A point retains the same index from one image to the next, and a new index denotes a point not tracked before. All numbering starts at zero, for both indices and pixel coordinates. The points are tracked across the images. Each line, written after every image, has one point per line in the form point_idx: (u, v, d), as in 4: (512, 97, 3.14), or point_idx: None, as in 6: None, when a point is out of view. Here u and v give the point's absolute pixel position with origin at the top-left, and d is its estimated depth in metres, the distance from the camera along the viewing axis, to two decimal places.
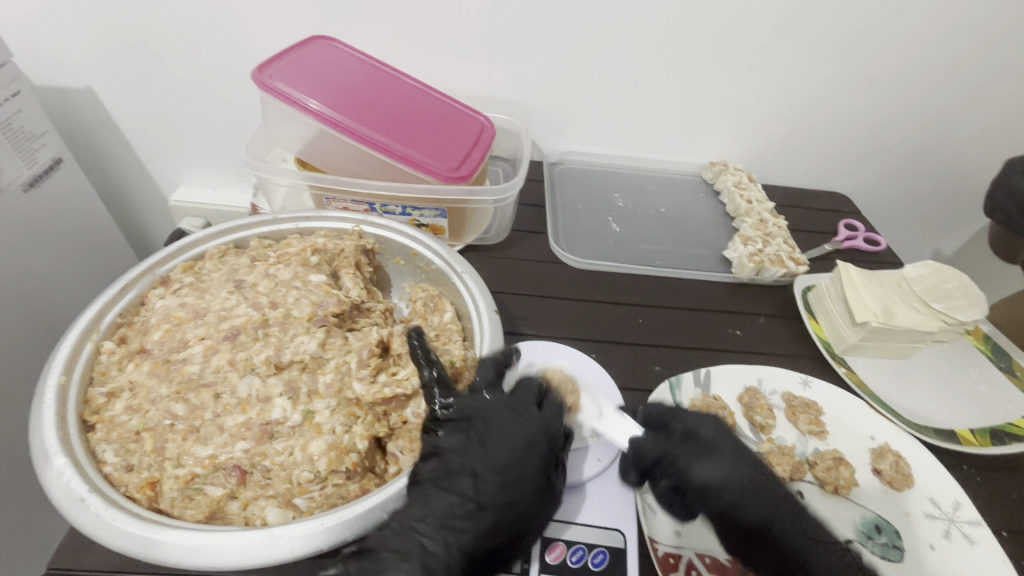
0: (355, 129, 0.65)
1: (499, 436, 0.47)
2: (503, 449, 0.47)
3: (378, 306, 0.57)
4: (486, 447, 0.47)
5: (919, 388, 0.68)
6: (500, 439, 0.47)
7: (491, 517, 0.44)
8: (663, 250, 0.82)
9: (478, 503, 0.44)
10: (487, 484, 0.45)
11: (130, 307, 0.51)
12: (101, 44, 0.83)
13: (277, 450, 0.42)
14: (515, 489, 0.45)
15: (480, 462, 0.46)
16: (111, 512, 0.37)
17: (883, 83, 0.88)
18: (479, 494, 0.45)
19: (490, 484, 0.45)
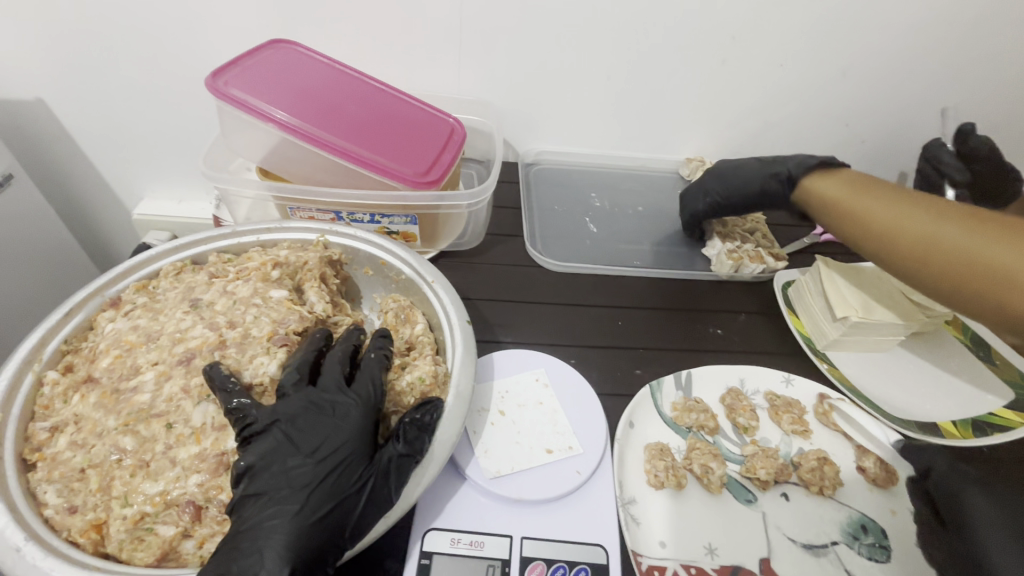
0: (316, 135, 0.63)
1: (319, 408, 0.42)
2: (311, 421, 0.42)
3: (345, 320, 0.55)
4: (299, 419, 0.42)
5: (901, 381, 0.67)
6: (314, 409, 0.42)
7: (304, 521, 0.38)
8: (641, 249, 0.81)
9: (271, 508, 0.38)
10: (298, 484, 0.39)
11: (76, 333, 0.48)
12: (51, 54, 0.79)
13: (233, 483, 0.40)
14: (323, 463, 0.40)
15: (297, 439, 0.41)
16: (50, 562, 0.34)
17: (855, 75, 0.87)
18: (288, 496, 0.39)
19: (297, 460, 0.40)
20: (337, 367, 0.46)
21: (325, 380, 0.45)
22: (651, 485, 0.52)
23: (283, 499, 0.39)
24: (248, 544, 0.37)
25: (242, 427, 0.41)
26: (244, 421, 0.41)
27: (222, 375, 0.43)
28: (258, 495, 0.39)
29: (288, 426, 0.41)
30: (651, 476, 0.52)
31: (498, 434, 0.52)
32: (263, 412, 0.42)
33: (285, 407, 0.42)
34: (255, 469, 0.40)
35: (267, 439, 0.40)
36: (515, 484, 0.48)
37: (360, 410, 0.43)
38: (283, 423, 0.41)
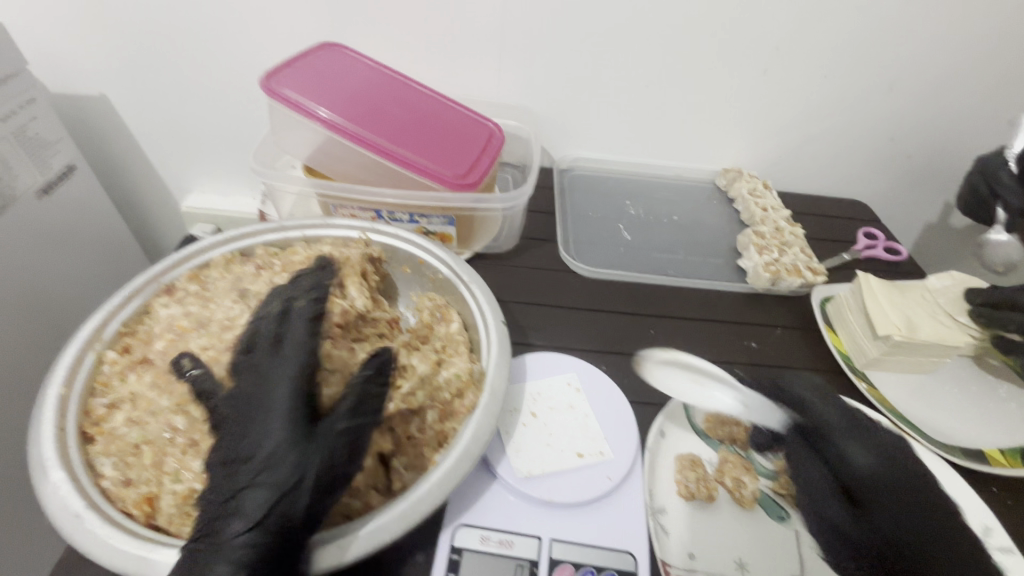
0: (360, 134, 0.65)
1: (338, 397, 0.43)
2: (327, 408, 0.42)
3: (384, 315, 0.57)
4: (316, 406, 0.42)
5: (945, 405, 0.65)
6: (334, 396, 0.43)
7: (272, 491, 0.38)
8: (676, 258, 0.81)
9: (249, 476, 0.38)
10: (280, 453, 0.39)
11: (132, 317, 0.50)
12: (115, 53, 0.84)
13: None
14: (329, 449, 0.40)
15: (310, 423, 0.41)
16: (107, 530, 0.36)
17: (903, 88, 0.85)
18: (267, 465, 0.39)
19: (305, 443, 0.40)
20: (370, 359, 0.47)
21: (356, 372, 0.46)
22: (682, 496, 0.51)
23: (258, 467, 0.39)
24: (228, 511, 0.38)
25: (240, 394, 0.42)
26: (244, 391, 0.42)
27: (231, 344, 0.45)
28: (241, 464, 0.39)
29: (281, 396, 0.41)
30: (682, 486, 0.51)
31: (529, 435, 0.52)
32: (260, 381, 0.42)
33: (281, 375, 0.42)
34: (242, 436, 0.40)
35: (260, 407, 0.41)
36: (545, 486, 0.48)
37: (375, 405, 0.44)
38: (278, 392, 0.42)
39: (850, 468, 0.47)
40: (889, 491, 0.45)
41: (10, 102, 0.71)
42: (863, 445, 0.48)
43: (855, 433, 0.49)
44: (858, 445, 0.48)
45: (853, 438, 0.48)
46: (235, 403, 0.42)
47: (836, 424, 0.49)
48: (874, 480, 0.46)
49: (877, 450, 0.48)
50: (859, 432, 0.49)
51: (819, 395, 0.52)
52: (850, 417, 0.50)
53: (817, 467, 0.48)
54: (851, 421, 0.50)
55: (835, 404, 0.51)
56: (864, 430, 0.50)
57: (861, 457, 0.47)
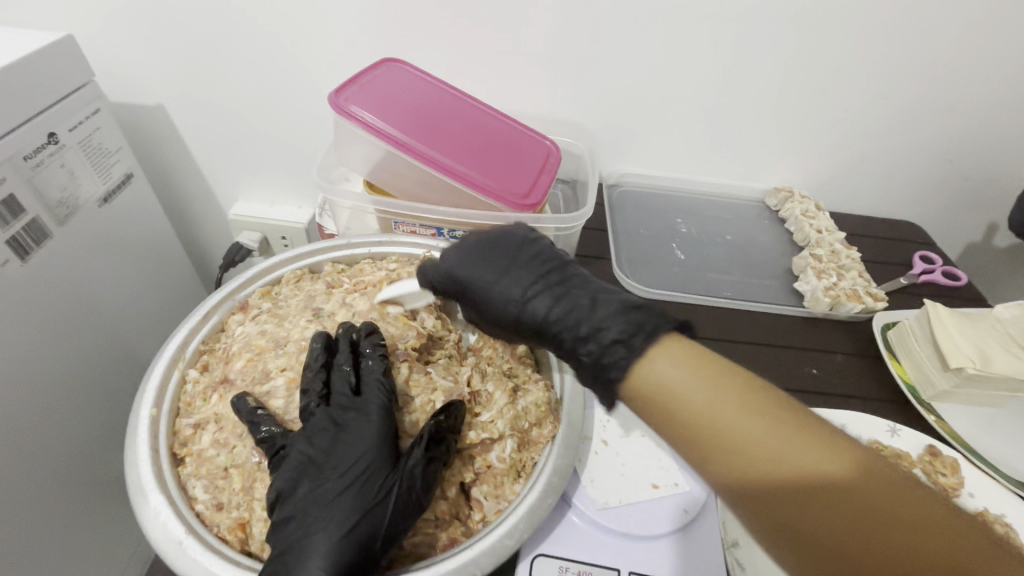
0: (425, 153, 0.65)
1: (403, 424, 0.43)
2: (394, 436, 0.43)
3: (452, 336, 0.57)
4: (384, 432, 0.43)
5: (1019, 440, 0.63)
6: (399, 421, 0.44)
7: (350, 514, 0.39)
8: (730, 279, 0.80)
9: (327, 497, 0.39)
10: (363, 478, 0.40)
11: (210, 334, 0.51)
12: (173, 64, 0.85)
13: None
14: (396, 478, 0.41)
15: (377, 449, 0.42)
16: (209, 557, 0.36)
17: (965, 109, 0.84)
18: (345, 488, 0.40)
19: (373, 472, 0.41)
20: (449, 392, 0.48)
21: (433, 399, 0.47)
22: None
23: (337, 490, 0.40)
24: (301, 529, 0.38)
25: (326, 417, 0.43)
26: (329, 415, 0.43)
27: (317, 366, 0.46)
28: (319, 484, 0.40)
29: (364, 423, 0.43)
30: None
31: (601, 464, 0.52)
32: (346, 407, 0.44)
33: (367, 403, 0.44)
34: (323, 458, 0.41)
35: (343, 432, 0.42)
36: (622, 518, 0.48)
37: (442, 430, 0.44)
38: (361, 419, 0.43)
39: (496, 301, 0.48)
40: (566, 311, 0.45)
41: (80, 112, 0.73)
42: (486, 278, 0.48)
43: (491, 278, 0.48)
44: (486, 284, 0.48)
45: (478, 274, 0.48)
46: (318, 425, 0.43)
47: (472, 272, 0.49)
48: (528, 304, 0.47)
49: (504, 279, 0.48)
50: (488, 261, 0.49)
51: (485, 244, 0.50)
52: (477, 253, 0.50)
53: (498, 297, 0.48)
54: (479, 255, 0.49)
55: (488, 245, 0.50)
56: (500, 258, 0.49)
57: (516, 293, 0.47)
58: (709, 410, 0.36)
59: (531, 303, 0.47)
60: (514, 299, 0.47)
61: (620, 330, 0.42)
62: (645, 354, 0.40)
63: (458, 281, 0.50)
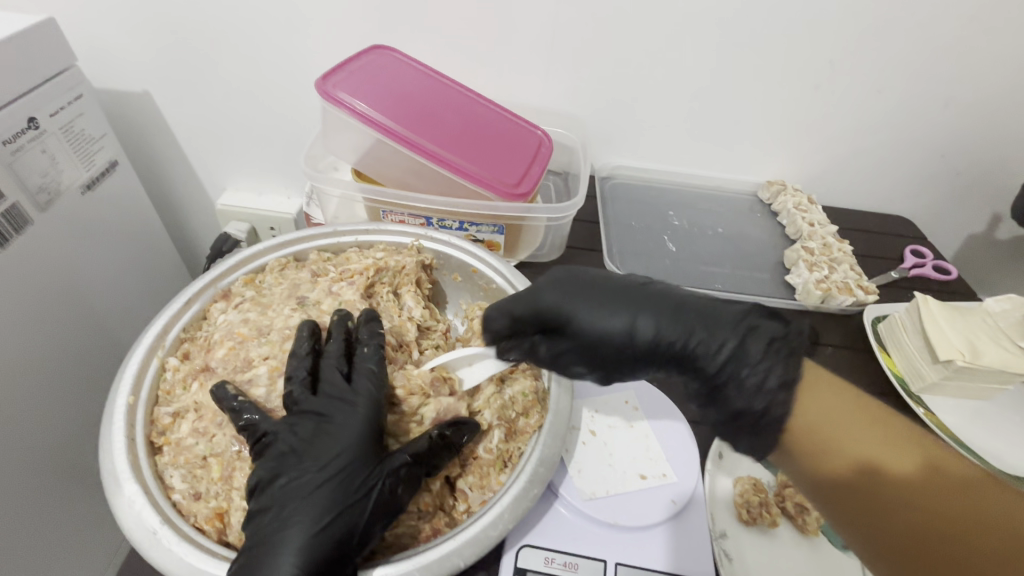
0: (414, 141, 0.64)
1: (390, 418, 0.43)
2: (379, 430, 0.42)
3: (439, 326, 0.56)
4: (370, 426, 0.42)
5: (1005, 432, 0.64)
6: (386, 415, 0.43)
7: (325, 510, 0.38)
8: (722, 272, 0.79)
9: (304, 490, 0.39)
10: (344, 472, 0.39)
11: (192, 322, 0.50)
12: (159, 48, 0.83)
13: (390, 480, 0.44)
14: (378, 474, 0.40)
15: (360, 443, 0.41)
16: (184, 548, 0.35)
17: (959, 104, 0.83)
18: (324, 482, 0.39)
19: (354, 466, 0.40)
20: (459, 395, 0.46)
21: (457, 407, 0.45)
22: (741, 520, 0.50)
23: (316, 483, 0.39)
24: (274, 521, 0.38)
25: (312, 405, 0.42)
26: (316, 402, 0.42)
27: (304, 353, 0.45)
28: (298, 475, 0.39)
29: (351, 416, 0.42)
30: (743, 511, 0.50)
31: (590, 454, 0.51)
32: (332, 396, 0.43)
33: (356, 393, 0.43)
34: (305, 447, 0.40)
35: (328, 422, 0.41)
36: (611, 508, 0.47)
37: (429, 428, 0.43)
38: (347, 411, 0.42)
39: (614, 331, 0.45)
40: (698, 324, 0.44)
41: (62, 97, 0.71)
42: (598, 305, 0.46)
43: (598, 306, 0.46)
44: (599, 313, 0.46)
45: (584, 302, 0.46)
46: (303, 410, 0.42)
47: (575, 305, 0.46)
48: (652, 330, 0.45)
49: (618, 305, 0.46)
50: (585, 291, 0.47)
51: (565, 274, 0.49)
52: (566, 287, 0.48)
53: (620, 325, 0.45)
54: (571, 287, 0.47)
55: (575, 280, 0.48)
56: (595, 288, 0.47)
57: (622, 321, 0.45)
58: (863, 453, 0.38)
59: (659, 323, 0.45)
60: (631, 323, 0.45)
61: (751, 336, 0.43)
62: (797, 395, 0.41)
63: (563, 319, 0.46)
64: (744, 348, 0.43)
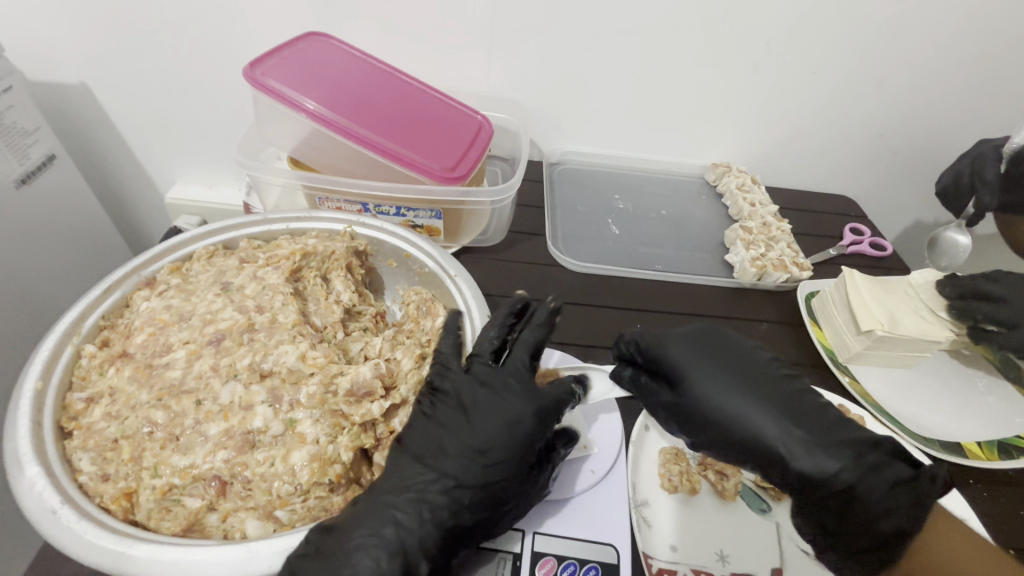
0: (348, 127, 0.64)
1: (490, 409, 0.45)
2: (483, 423, 0.44)
3: (369, 309, 0.57)
4: (472, 414, 0.44)
5: (927, 398, 0.66)
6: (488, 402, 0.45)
7: (483, 499, 0.42)
8: (663, 253, 0.81)
9: (467, 475, 0.42)
10: (514, 473, 0.43)
11: (114, 309, 0.50)
12: (94, 40, 0.82)
13: (308, 455, 0.41)
14: (489, 465, 0.43)
15: (469, 434, 0.44)
16: (83, 525, 0.36)
17: (891, 84, 0.86)
18: (476, 468, 0.42)
19: (466, 453, 0.43)
20: (527, 363, 0.47)
21: (512, 367, 0.47)
22: (665, 489, 0.52)
23: (478, 471, 0.42)
24: (426, 494, 0.41)
25: (490, 394, 0.45)
26: (497, 389, 0.46)
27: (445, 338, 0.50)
28: (460, 460, 0.42)
29: (533, 421, 0.45)
30: (665, 480, 0.52)
31: None
32: (519, 389, 0.46)
33: (547, 398, 0.46)
34: (476, 433, 0.43)
35: (509, 416, 0.44)
36: None
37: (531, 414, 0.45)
38: (528, 411, 0.45)
39: (729, 396, 0.45)
40: (818, 428, 0.43)
41: None
42: (723, 374, 0.47)
43: (718, 373, 0.47)
44: (718, 384, 0.46)
45: (707, 368, 0.47)
46: (478, 397, 0.45)
47: (694, 365, 0.47)
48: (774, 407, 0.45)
49: (744, 381, 0.46)
50: (717, 356, 0.48)
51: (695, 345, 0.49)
52: (696, 346, 0.49)
53: (737, 398, 0.45)
54: (706, 350, 0.48)
55: (714, 345, 0.49)
56: (729, 357, 0.48)
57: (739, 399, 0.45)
58: None
59: (777, 411, 0.44)
60: (753, 399, 0.45)
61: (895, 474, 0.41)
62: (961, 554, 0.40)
63: (679, 374, 0.47)
64: (860, 472, 0.41)
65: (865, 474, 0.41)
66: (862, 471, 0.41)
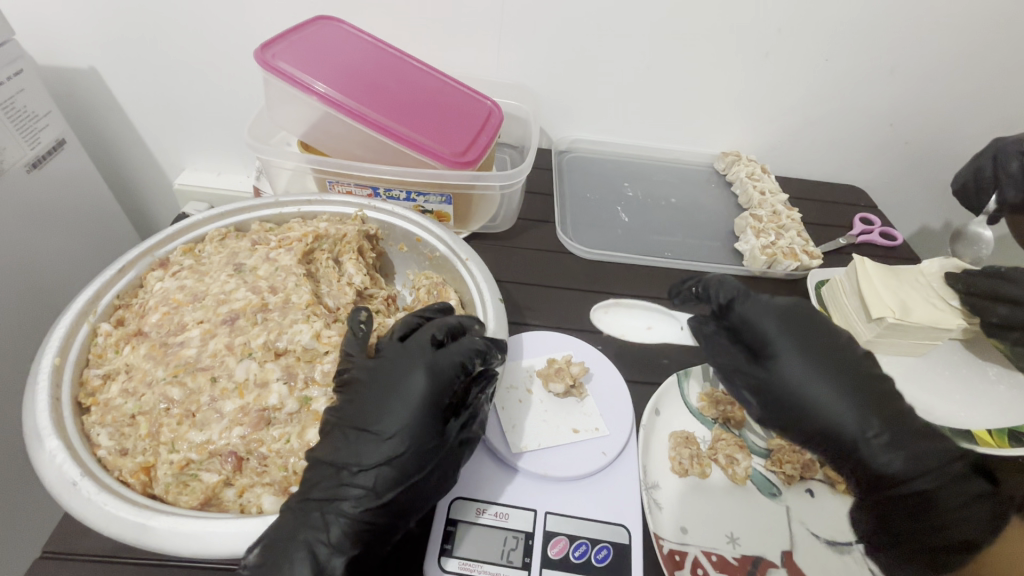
0: (358, 111, 0.64)
1: (385, 386, 0.42)
2: (380, 402, 0.42)
3: (380, 293, 0.57)
4: (367, 399, 0.42)
5: (937, 386, 0.66)
6: (382, 383, 0.42)
7: (389, 477, 0.40)
8: (672, 240, 0.81)
9: (367, 457, 0.40)
10: (417, 439, 0.41)
11: (127, 289, 0.51)
12: (105, 26, 0.82)
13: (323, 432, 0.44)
14: (389, 440, 0.40)
15: (364, 415, 0.41)
16: (104, 497, 0.37)
17: (904, 73, 0.85)
18: (378, 450, 0.40)
19: (361, 435, 0.41)
20: (426, 335, 0.45)
21: (412, 343, 0.45)
22: (676, 473, 0.52)
23: (379, 450, 0.40)
24: (333, 488, 0.40)
25: (382, 372, 0.43)
26: (387, 366, 0.43)
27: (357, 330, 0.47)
28: (358, 443, 0.41)
29: (427, 384, 0.42)
30: (676, 463, 0.52)
31: (525, 411, 0.53)
32: (410, 359, 0.44)
33: (442, 361, 0.43)
34: (371, 411, 0.42)
35: (401, 386, 0.42)
36: (541, 460, 0.50)
37: (425, 376, 0.42)
38: (420, 376, 0.42)
39: (815, 369, 0.47)
40: (895, 423, 0.45)
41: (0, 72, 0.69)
42: (814, 347, 0.48)
43: (810, 350, 0.48)
44: (808, 367, 0.47)
45: (798, 339, 0.48)
46: (372, 374, 0.43)
47: (788, 333, 0.49)
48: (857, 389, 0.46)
49: (828, 364, 0.47)
50: (809, 334, 0.49)
51: (790, 323, 0.49)
52: (793, 325, 0.49)
53: (817, 379, 0.46)
54: (800, 327, 0.49)
55: (809, 320, 0.50)
56: (820, 332, 0.49)
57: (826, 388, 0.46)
58: None
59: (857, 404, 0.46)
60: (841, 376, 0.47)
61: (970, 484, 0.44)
62: None
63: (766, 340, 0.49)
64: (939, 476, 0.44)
65: (944, 481, 0.44)
66: (940, 474, 0.44)
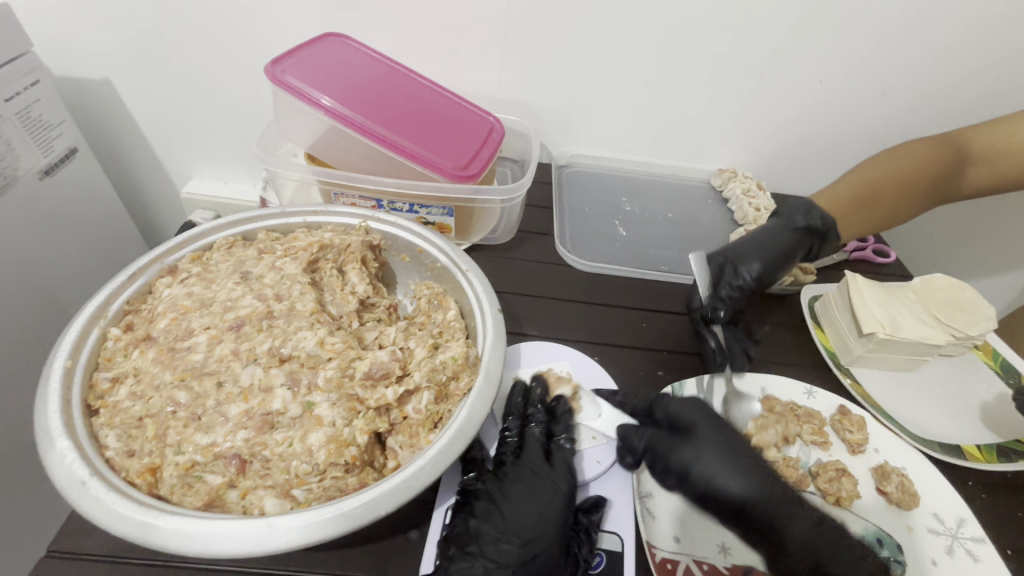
0: (363, 125, 0.65)
1: (517, 499, 0.48)
2: (514, 508, 0.47)
3: (382, 301, 0.59)
4: (501, 506, 0.47)
5: (927, 401, 0.67)
6: (514, 495, 0.48)
7: None
8: (669, 255, 0.83)
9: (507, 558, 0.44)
10: (509, 491, 0.49)
11: (137, 295, 0.52)
12: (120, 38, 0.84)
13: (325, 436, 0.44)
14: (526, 545, 0.45)
15: (501, 521, 0.46)
16: (112, 496, 0.38)
17: (896, 94, 0.87)
18: (514, 552, 0.44)
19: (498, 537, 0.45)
20: (539, 450, 0.52)
21: (529, 458, 0.51)
22: None
23: (518, 551, 0.45)
24: None
25: (510, 480, 0.50)
26: (519, 478, 0.50)
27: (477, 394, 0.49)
28: (496, 544, 0.45)
29: (557, 499, 0.48)
30: None
31: None
32: (534, 472, 0.50)
33: (558, 473, 0.51)
34: (509, 516, 0.47)
35: (535, 498, 0.48)
36: None
37: (556, 492, 0.49)
38: (554, 493, 0.49)
39: (726, 471, 0.47)
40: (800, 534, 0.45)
41: (17, 83, 0.71)
42: (726, 453, 0.49)
43: (725, 446, 0.49)
44: (720, 459, 0.48)
45: (715, 446, 0.49)
46: (501, 486, 0.49)
47: (705, 435, 0.50)
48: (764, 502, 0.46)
49: (742, 461, 0.48)
50: (730, 437, 0.50)
51: (711, 422, 0.51)
52: (714, 425, 0.51)
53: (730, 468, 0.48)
54: (721, 428, 0.51)
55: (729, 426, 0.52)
56: (743, 443, 0.50)
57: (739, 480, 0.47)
58: None
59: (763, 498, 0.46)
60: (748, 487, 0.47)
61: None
62: None
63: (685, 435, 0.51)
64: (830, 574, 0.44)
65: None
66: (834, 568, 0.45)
